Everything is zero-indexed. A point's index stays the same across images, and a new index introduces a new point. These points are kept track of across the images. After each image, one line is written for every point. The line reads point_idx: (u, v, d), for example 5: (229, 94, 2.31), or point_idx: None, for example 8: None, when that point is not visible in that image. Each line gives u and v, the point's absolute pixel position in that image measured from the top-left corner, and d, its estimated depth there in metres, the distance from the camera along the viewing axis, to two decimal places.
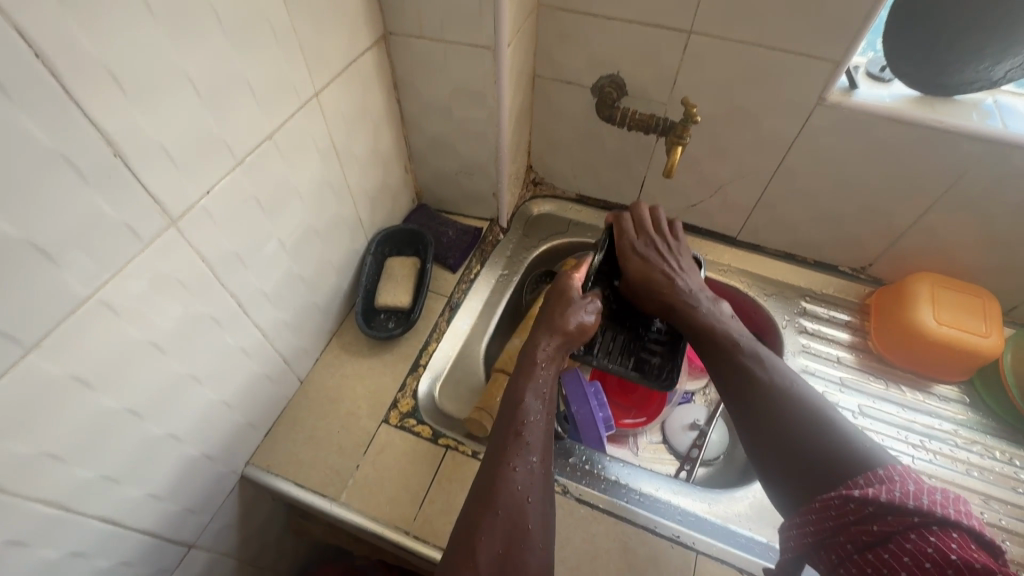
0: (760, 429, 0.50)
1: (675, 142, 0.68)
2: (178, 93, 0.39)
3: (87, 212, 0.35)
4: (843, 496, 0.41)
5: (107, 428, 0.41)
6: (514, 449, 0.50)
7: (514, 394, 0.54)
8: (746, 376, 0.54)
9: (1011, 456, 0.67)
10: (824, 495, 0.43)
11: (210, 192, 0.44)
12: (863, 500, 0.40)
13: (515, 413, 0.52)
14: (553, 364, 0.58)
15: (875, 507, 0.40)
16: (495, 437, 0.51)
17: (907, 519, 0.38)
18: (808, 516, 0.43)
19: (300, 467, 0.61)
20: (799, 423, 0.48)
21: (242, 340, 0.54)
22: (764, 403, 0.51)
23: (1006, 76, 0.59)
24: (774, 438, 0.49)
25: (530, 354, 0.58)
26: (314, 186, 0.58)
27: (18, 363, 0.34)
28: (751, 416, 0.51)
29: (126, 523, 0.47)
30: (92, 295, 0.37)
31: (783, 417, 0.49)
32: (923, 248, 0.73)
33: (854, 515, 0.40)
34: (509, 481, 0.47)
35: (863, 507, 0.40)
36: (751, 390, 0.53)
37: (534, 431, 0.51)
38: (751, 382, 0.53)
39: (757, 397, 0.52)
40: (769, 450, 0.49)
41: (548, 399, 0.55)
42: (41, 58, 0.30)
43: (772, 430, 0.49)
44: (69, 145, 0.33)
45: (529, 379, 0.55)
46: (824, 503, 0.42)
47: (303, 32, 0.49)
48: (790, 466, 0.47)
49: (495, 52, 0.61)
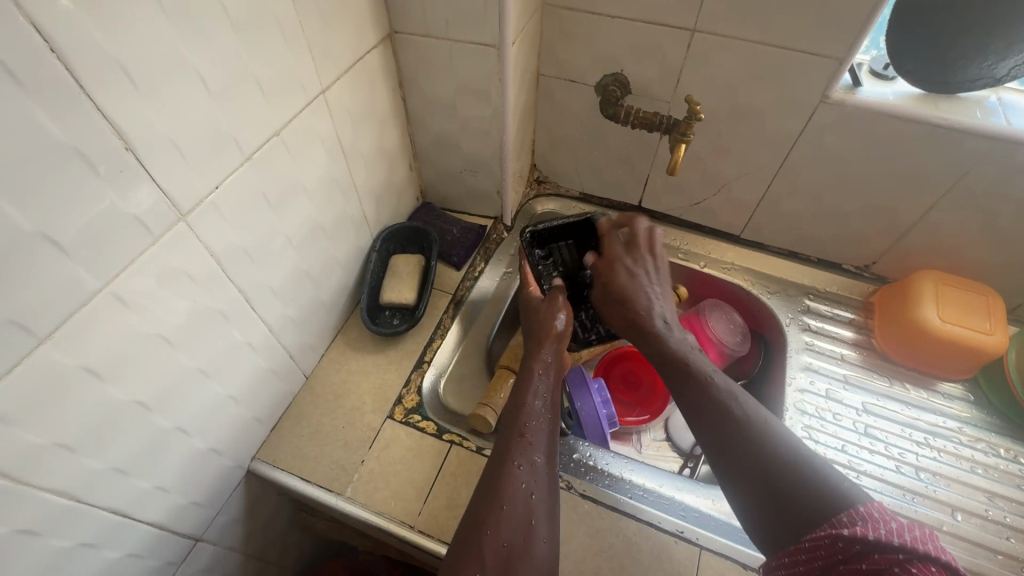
0: (725, 459, 0.48)
1: (678, 140, 0.68)
2: (187, 87, 0.39)
3: (100, 206, 0.36)
4: (832, 534, 0.40)
5: (115, 421, 0.42)
6: (517, 447, 0.50)
7: (517, 397, 0.55)
8: (720, 399, 0.52)
9: (1016, 454, 0.67)
10: (813, 534, 0.41)
11: (218, 188, 0.45)
12: (851, 537, 0.38)
13: (519, 414, 0.53)
14: (553, 372, 0.59)
15: (862, 544, 0.38)
16: (500, 436, 0.52)
17: (892, 556, 0.36)
18: (793, 554, 0.41)
19: (305, 462, 0.61)
20: (764, 453, 0.46)
21: (249, 335, 0.54)
22: (727, 433, 0.49)
23: (1010, 73, 0.59)
24: (742, 469, 0.47)
25: (529, 364, 0.59)
26: (320, 182, 0.58)
27: (30, 353, 0.34)
28: (717, 446, 0.49)
29: (135, 516, 0.47)
30: (104, 287, 0.38)
31: (746, 447, 0.47)
32: (927, 245, 0.73)
33: (843, 554, 0.39)
34: (514, 478, 0.48)
35: (852, 545, 0.38)
36: (718, 419, 0.51)
37: (536, 431, 0.52)
38: (721, 406, 0.51)
39: (723, 427, 0.50)
40: (741, 482, 0.47)
41: (551, 402, 0.56)
42: (56, 53, 0.31)
43: (737, 459, 0.47)
44: (81, 138, 0.34)
45: (529, 383, 0.57)
46: (813, 540, 0.41)
47: (310, 29, 0.50)
48: (760, 497, 0.45)
49: (500, 50, 0.61)
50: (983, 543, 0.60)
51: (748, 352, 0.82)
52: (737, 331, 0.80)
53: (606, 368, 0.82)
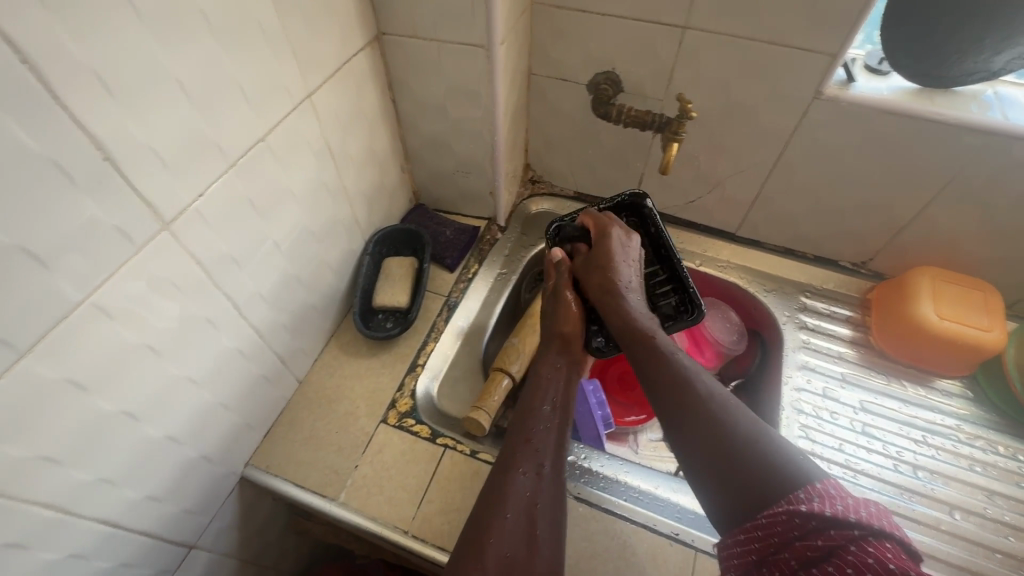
0: (681, 433, 0.47)
1: (671, 138, 0.67)
2: (166, 95, 0.39)
3: (79, 217, 0.36)
4: (790, 510, 0.38)
5: (104, 432, 0.42)
6: (522, 454, 0.50)
7: (525, 405, 0.55)
8: (682, 382, 0.49)
9: (1015, 451, 0.67)
10: (770, 509, 0.40)
11: (202, 196, 0.44)
12: (808, 513, 0.37)
13: (525, 421, 0.53)
14: (561, 376, 0.59)
15: (818, 520, 0.37)
16: (505, 445, 0.52)
17: (848, 532, 0.36)
18: (751, 532, 0.40)
19: (299, 468, 0.61)
20: (720, 426, 0.45)
21: (239, 342, 0.54)
22: (682, 405, 0.48)
23: (1006, 66, 0.58)
24: (700, 442, 0.45)
25: (539, 368, 0.60)
26: (309, 187, 0.58)
27: (12, 367, 0.34)
28: (674, 420, 0.48)
29: (125, 525, 0.47)
30: (86, 298, 0.37)
31: (702, 420, 0.46)
32: (924, 242, 0.72)
33: (798, 530, 0.38)
34: (517, 485, 0.48)
35: (807, 521, 0.37)
36: (676, 392, 0.49)
37: (542, 439, 0.52)
38: (683, 388, 0.49)
39: (682, 400, 0.48)
40: (696, 453, 0.45)
41: (559, 408, 0.55)
42: (27, 63, 0.30)
43: (694, 431, 0.46)
44: (58, 149, 0.33)
45: (538, 391, 0.57)
46: (771, 518, 0.39)
47: (295, 34, 0.50)
48: (716, 471, 0.44)
49: (488, 50, 0.60)
50: (983, 543, 0.60)
51: (744, 351, 0.83)
52: (734, 329, 0.81)
53: (602, 370, 0.83)
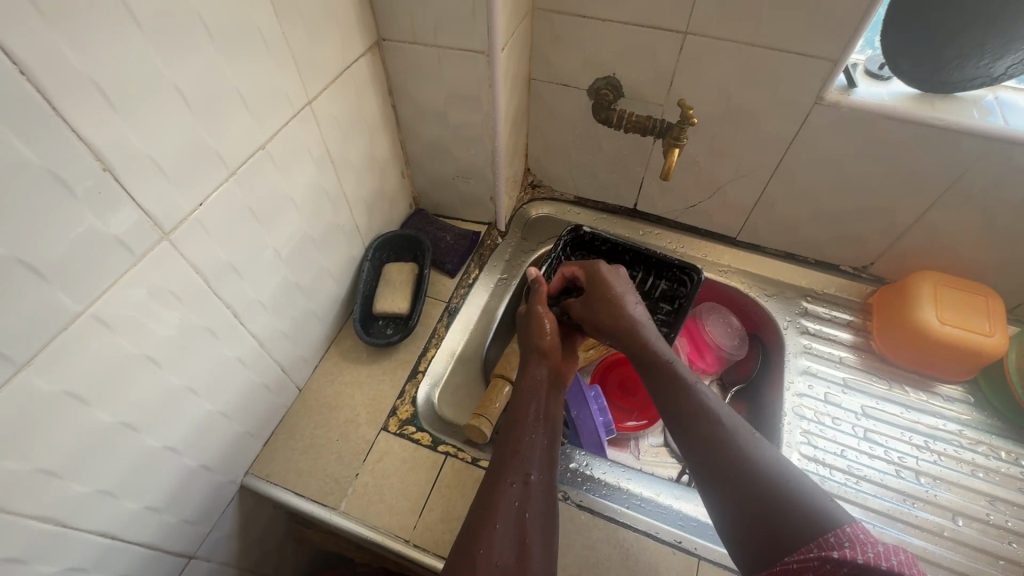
0: (699, 469, 0.48)
1: (671, 144, 0.66)
2: (165, 102, 0.38)
3: (78, 229, 0.35)
4: (821, 556, 0.38)
5: (102, 444, 0.41)
6: (511, 463, 0.51)
7: (514, 413, 0.56)
8: (702, 419, 0.50)
9: (1017, 456, 0.66)
10: (800, 555, 0.39)
11: (202, 205, 0.44)
12: (839, 560, 0.36)
13: (514, 429, 0.54)
14: (542, 386, 0.59)
15: (850, 567, 0.36)
16: (494, 456, 0.53)
17: None
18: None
19: (300, 476, 0.61)
20: (743, 462, 0.46)
21: (240, 351, 0.53)
22: (703, 445, 0.48)
23: (1007, 72, 0.58)
24: (721, 483, 0.46)
25: (520, 381, 0.60)
26: (308, 194, 0.57)
27: (9, 381, 0.34)
28: (697, 461, 0.48)
29: (123, 537, 0.46)
30: (85, 309, 0.37)
31: (723, 459, 0.47)
32: (925, 246, 0.72)
33: None
34: (507, 495, 0.48)
35: (839, 568, 0.36)
36: (696, 426, 0.50)
37: (530, 449, 0.53)
38: (703, 423, 0.49)
39: (702, 435, 0.49)
40: (719, 489, 0.46)
41: (544, 415, 0.57)
42: (25, 75, 0.30)
43: (719, 474, 0.46)
44: (52, 159, 0.33)
45: (527, 399, 0.58)
46: (801, 562, 0.38)
47: (295, 40, 0.49)
48: (738, 510, 0.44)
49: (489, 56, 0.60)
50: (984, 548, 0.60)
51: (745, 356, 0.81)
52: (735, 334, 0.80)
53: (604, 374, 0.82)
